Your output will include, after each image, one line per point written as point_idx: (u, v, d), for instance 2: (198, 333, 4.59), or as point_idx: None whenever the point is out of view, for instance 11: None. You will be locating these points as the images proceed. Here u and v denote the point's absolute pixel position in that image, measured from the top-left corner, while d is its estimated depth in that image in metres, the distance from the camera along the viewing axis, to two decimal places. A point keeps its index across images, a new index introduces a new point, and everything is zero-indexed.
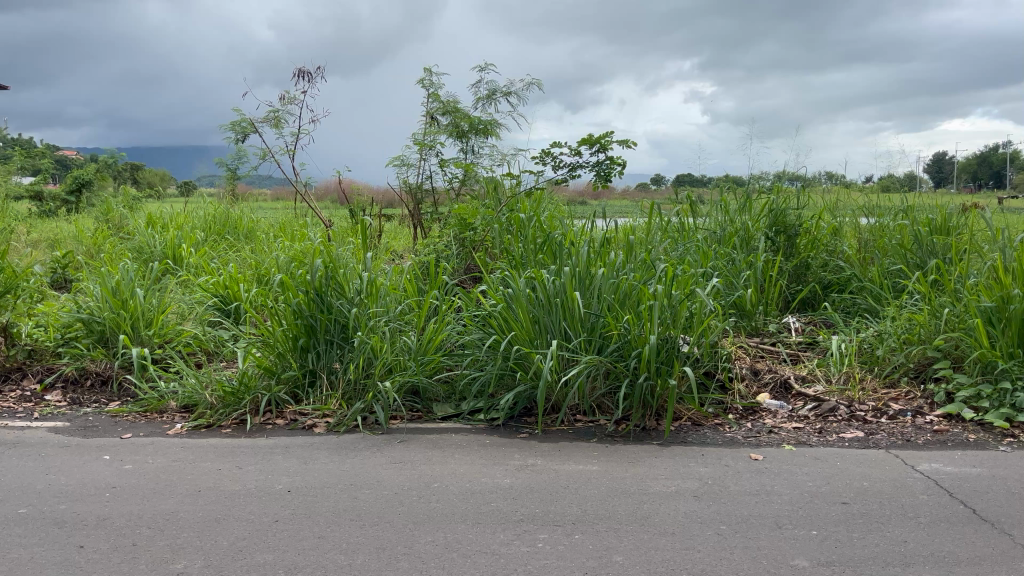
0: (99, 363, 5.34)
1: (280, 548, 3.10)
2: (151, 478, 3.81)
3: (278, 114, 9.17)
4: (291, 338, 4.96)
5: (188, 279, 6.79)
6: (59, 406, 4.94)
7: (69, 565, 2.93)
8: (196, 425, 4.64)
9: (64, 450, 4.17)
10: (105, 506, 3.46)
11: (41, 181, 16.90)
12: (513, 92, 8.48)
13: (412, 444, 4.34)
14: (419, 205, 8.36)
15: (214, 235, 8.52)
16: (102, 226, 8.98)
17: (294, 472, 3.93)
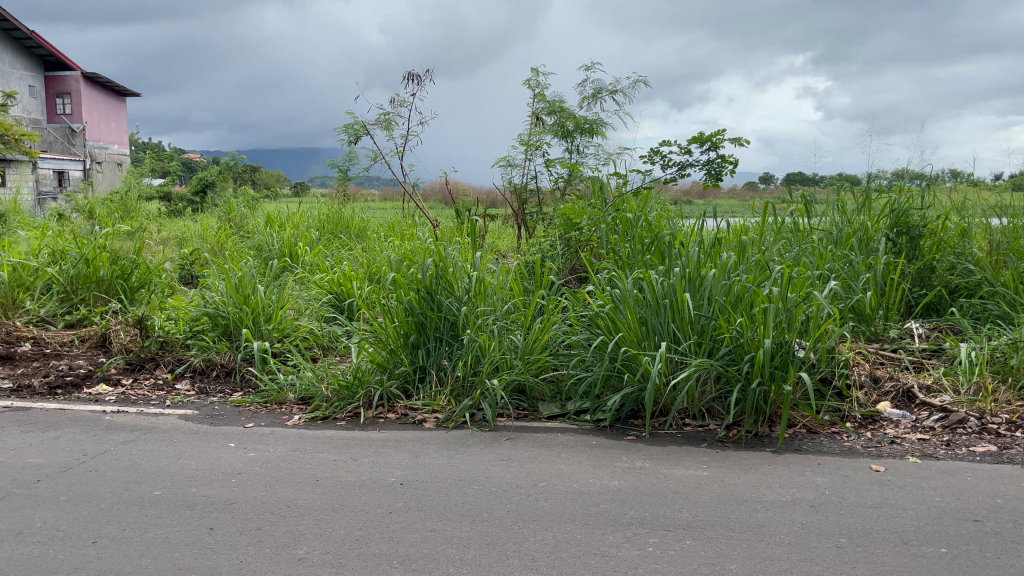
0: (224, 355, 5.63)
1: (394, 539, 3.18)
2: (272, 466, 3.98)
3: (389, 116, 9.42)
4: (403, 335, 5.11)
5: (305, 276, 7.07)
6: (188, 395, 5.22)
7: (200, 545, 3.10)
8: (313, 416, 4.82)
9: (194, 437, 4.42)
10: (232, 491, 3.64)
11: (170, 183, 17.93)
12: (619, 91, 8.41)
13: (519, 442, 4.38)
14: (524, 204, 8.40)
15: (327, 234, 8.86)
16: (225, 226, 9.48)
17: (406, 465, 4.03)
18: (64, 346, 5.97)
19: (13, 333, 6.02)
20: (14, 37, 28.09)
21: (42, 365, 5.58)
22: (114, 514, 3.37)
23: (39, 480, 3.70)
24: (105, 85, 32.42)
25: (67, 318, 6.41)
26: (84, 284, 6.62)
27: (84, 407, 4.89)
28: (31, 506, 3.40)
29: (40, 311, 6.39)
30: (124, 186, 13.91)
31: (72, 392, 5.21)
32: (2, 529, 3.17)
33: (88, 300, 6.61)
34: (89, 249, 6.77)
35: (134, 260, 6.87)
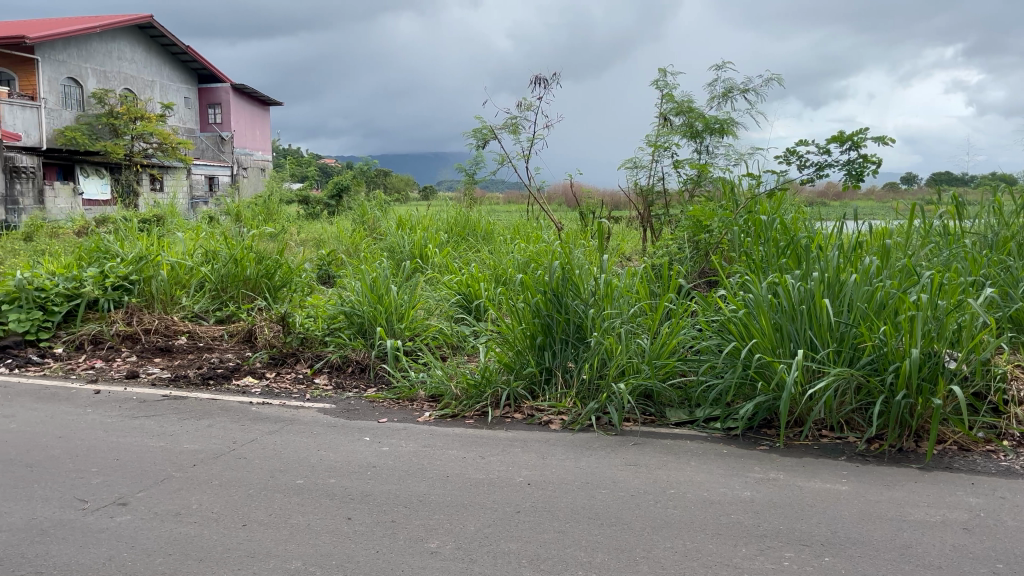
0: (359, 352, 5.87)
1: (523, 539, 3.21)
2: (405, 461, 4.11)
3: (516, 120, 9.54)
4: (529, 336, 5.16)
5: (434, 278, 7.26)
6: (326, 389, 5.47)
7: (339, 534, 3.24)
8: (443, 414, 4.94)
9: (332, 429, 4.62)
10: (367, 483, 3.79)
11: (308, 188, 18.87)
12: (752, 89, 8.17)
13: (647, 448, 4.33)
14: (651, 207, 8.29)
15: (456, 236, 9.08)
16: (360, 228, 9.89)
17: (533, 466, 4.06)
18: (215, 339, 6.39)
19: (171, 327, 6.50)
20: (172, 54, 30.30)
21: (196, 358, 6.00)
22: (261, 499, 3.57)
23: (194, 465, 3.97)
24: (250, 96, 34.47)
25: (217, 315, 6.86)
26: (234, 282, 7.09)
27: (233, 398, 5.22)
28: (188, 488, 3.66)
29: (194, 307, 6.88)
30: (268, 190, 14.75)
31: (223, 382, 5.57)
32: (163, 509, 3.43)
33: (237, 298, 7.06)
34: (238, 249, 7.23)
35: (277, 259, 7.28)
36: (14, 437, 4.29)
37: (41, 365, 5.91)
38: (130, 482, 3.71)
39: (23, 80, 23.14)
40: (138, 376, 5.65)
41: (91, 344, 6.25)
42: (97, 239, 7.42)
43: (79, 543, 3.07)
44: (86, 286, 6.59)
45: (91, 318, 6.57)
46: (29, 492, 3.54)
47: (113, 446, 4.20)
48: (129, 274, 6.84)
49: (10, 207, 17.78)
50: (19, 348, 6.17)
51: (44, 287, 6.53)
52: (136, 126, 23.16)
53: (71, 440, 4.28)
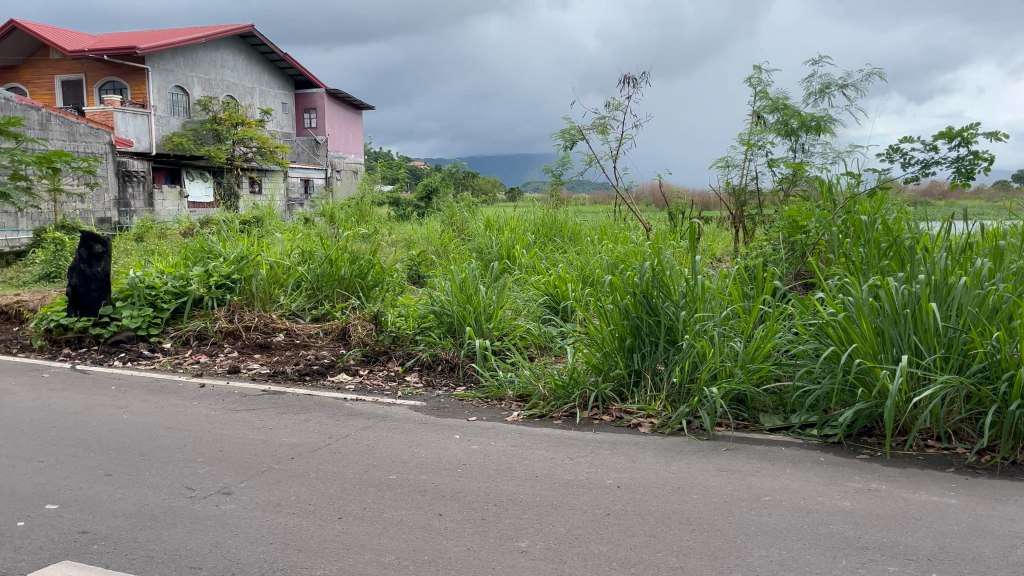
0: (448, 351, 5.95)
1: (614, 541, 3.19)
2: (494, 459, 4.14)
3: (604, 120, 9.49)
4: (618, 338, 5.11)
5: (523, 278, 7.29)
6: (417, 387, 5.57)
7: (431, 529, 3.29)
8: (531, 414, 4.96)
9: (423, 427, 4.70)
10: (457, 481, 3.83)
11: (399, 189, 19.28)
12: (851, 84, 7.89)
13: (740, 453, 4.23)
14: (744, 207, 8.10)
15: (543, 237, 9.11)
16: (448, 229, 10.05)
17: (623, 469, 4.03)
18: (311, 337, 6.60)
19: (269, 325, 6.74)
20: (270, 61, 31.42)
21: (294, 354, 6.22)
22: (356, 493, 3.66)
23: (292, 458, 4.11)
24: (343, 100, 35.40)
25: (313, 313, 7.10)
26: (329, 282, 7.31)
27: (328, 394, 5.37)
28: (287, 480, 3.79)
29: (291, 305, 7.12)
30: (360, 193, 15.13)
31: (318, 379, 5.75)
32: (263, 499, 3.56)
33: (331, 297, 7.28)
34: (333, 250, 7.45)
35: (370, 260, 7.45)
36: (128, 426, 4.54)
37: (151, 359, 6.24)
38: (233, 473, 3.87)
39: (134, 88, 24.44)
40: (239, 371, 5.89)
41: (196, 340, 6.55)
42: (202, 239, 7.77)
43: (187, 530, 3.21)
44: (192, 284, 6.91)
45: (196, 314, 6.88)
46: (142, 479, 3.73)
47: (217, 437, 4.39)
48: (231, 273, 7.12)
49: (123, 209, 18.78)
50: (132, 342, 6.53)
51: (154, 285, 6.88)
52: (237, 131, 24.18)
53: (178, 430, 4.50)
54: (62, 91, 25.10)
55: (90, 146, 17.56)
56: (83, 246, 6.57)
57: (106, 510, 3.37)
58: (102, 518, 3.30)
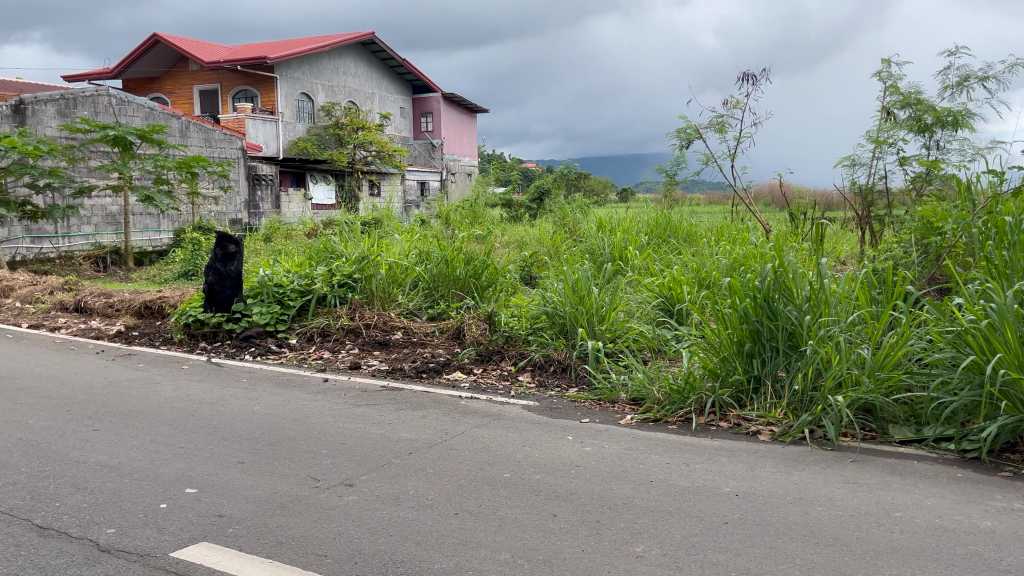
0: (561, 352, 5.97)
1: (733, 551, 3.11)
2: (608, 462, 4.12)
3: (722, 119, 9.27)
4: (736, 342, 4.98)
5: (636, 279, 7.21)
6: (530, 386, 5.62)
7: (546, 530, 3.30)
8: (645, 418, 4.90)
9: (537, 427, 4.72)
10: (571, 482, 3.83)
11: (512, 191, 19.50)
12: (992, 75, 7.39)
13: (868, 466, 4.03)
14: (871, 208, 7.75)
15: (656, 238, 8.98)
16: (560, 230, 10.07)
17: (742, 477, 3.92)
18: (427, 335, 6.76)
19: (388, 322, 6.95)
20: (389, 67, 32.36)
21: (411, 352, 6.40)
22: (472, 490, 3.72)
23: (410, 453, 4.22)
24: (458, 103, 36.03)
25: (430, 312, 7.30)
26: (444, 282, 7.46)
27: (444, 391, 5.49)
28: (405, 474, 3.89)
29: (409, 304, 7.33)
30: (474, 194, 15.38)
31: (433, 376, 5.89)
32: (383, 492, 3.67)
33: (447, 297, 7.44)
34: (449, 250, 7.59)
35: (484, 261, 7.54)
36: (258, 417, 4.78)
37: (278, 354, 6.55)
38: (355, 465, 4.01)
39: (264, 96, 25.73)
40: (360, 367, 6.10)
41: (319, 336, 6.84)
42: (326, 240, 8.09)
43: (313, 518, 3.35)
44: (316, 283, 7.21)
45: (320, 312, 7.19)
46: (271, 468, 3.92)
47: (339, 431, 4.56)
48: (352, 273, 7.38)
49: (253, 211, 19.73)
50: (261, 337, 6.89)
51: (282, 283, 7.21)
52: (358, 136, 25.27)
53: (304, 423, 4.70)
54: (199, 99, 26.71)
55: (225, 151, 18.59)
56: (218, 246, 6.95)
57: (239, 496, 3.56)
58: (235, 503, 3.48)
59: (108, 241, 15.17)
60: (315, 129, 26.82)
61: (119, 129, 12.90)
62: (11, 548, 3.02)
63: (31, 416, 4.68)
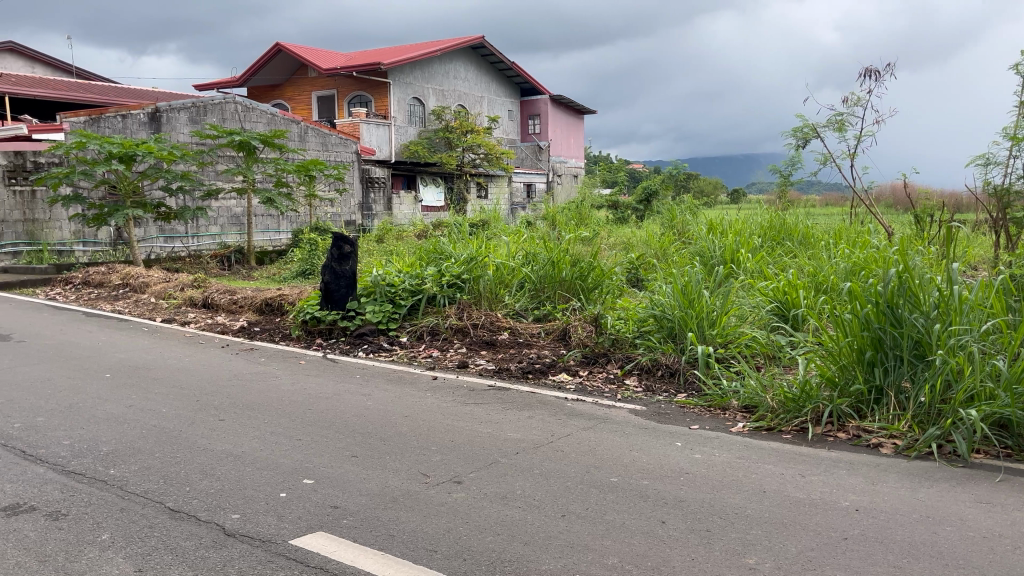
0: (669, 356, 5.86)
1: (852, 568, 2.96)
2: (719, 470, 4.02)
3: (841, 117, 8.91)
4: (857, 350, 4.75)
5: (750, 282, 6.99)
6: (636, 391, 5.55)
7: (655, 536, 3.24)
8: (757, 426, 4.75)
9: (645, 431, 4.66)
10: (681, 489, 3.76)
11: (619, 194, 19.36)
12: None
13: (1003, 485, 3.77)
14: (1007, 210, 7.25)
15: (771, 241, 8.70)
16: (669, 232, 9.92)
17: (862, 491, 3.74)
18: (533, 336, 6.79)
19: (495, 323, 7.02)
20: (497, 70, 32.71)
21: (517, 352, 6.45)
22: (579, 492, 3.71)
23: (517, 453, 4.24)
24: (565, 104, 36.04)
25: (536, 313, 7.34)
26: (551, 283, 7.47)
27: (551, 393, 5.49)
28: (513, 474, 3.92)
29: (515, 305, 7.40)
30: (581, 196, 15.36)
31: (540, 377, 5.91)
32: (491, 490, 3.71)
33: (554, 298, 7.46)
34: (556, 252, 7.58)
35: (591, 263, 7.48)
36: (371, 412, 4.93)
37: (390, 351, 6.74)
38: (464, 463, 4.06)
39: (377, 101, 26.53)
40: (467, 366, 6.19)
41: (429, 335, 6.99)
42: (435, 240, 8.27)
43: (423, 513, 3.42)
44: (426, 283, 7.37)
45: (430, 312, 7.33)
46: (383, 463, 4.03)
47: (449, 428, 4.64)
48: (461, 274, 7.50)
49: (366, 213, 20.40)
50: (373, 335, 7.09)
51: (394, 283, 7.41)
52: (467, 138, 25.93)
53: (414, 419, 4.81)
54: (316, 105, 27.81)
55: (341, 155, 19.28)
56: (335, 247, 7.15)
57: (354, 489, 3.68)
58: (350, 495, 3.59)
59: (233, 241, 16.07)
60: (425, 132, 27.48)
61: (243, 134, 13.57)
62: (146, 529, 3.22)
63: (164, 405, 4.98)
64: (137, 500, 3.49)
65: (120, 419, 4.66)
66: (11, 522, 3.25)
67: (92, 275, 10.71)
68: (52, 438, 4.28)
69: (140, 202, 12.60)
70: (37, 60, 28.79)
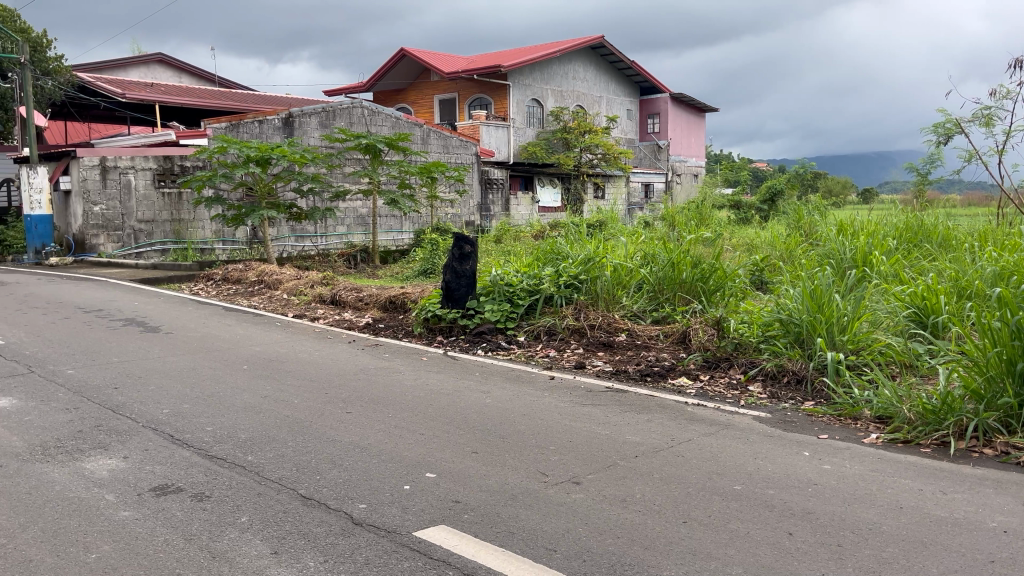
0: (795, 363, 5.64)
1: None
2: (850, 483, 3.83)
3: (989, 111, 8.31)
4: (1006, 361, 4.42)
5: (883, 287, 6.63)
6: (761, 397, 5.37)
7: (781, 548, 3.13)
8: (893, 438, 4.50)
9: (769, 439, 4.51)
10: (809, 501, 3.61)
11: (741, 193, 18.84)
12: None
13: None
14: None
15: (906, 243, 8.22)
16: (795, 234, 9.59)
17: (1011, 512, 3.47)
18: (652, 339, 6.69)
19: (612, 324, 6.97)
20: (617, 69, 32.45)
21: (636, 354, 6.38)
22: (701, 499, 3.62)
23: (636, 456, 4.19)
24: (687, 103, 35.34)
25: (654, 315, 7.24)
26: (670, 285, 7.34)
27: (671, 397, 5.39)
28: (632, 477, 3.87)
29: (633, 306, 7.32)
30: (701, 196, 15.04)
31: (659, 380, 5.82)
32: (610, 493, 3.67)
33: (673, 300, 7.32)
34: (676, 253, 7.45)
35: (712, 263, 7.29)
36: (490, 410, 4.99)
37: (508, 351, 6.82)
38: (583, 464, 4.05)
39: (496, 104, 26.99)
40: (585, 367, 6.18)
41: (546, 335, 7.02)
42: (553, 240, 8.31)
43: (542, 512, 3.43)
44: (544, 283, 7.41)
45: (547, 312, 7.36)
46: (502, 460, 4.07)
47: (567, 429, 4.64)
48: (579, 274, 7.50)
49: (485, 213, 20.73)
50: (492, 334, 7.17)
51: (512, 283, 7.49)
52: (585, 138, 25.62)
53: (532, 418, 4.84)
54: (438, 108, 28.49)
55: (461, 157, 19.65)
56: (455, 248, 7.27)
57: (474, 484, 3.73)
58: (470, 491, 3.65)
59: (359, 240, 16.69)
60: (543, 133, 27.71)
61: (369, 137, 13.99)
62: (280, 513, 3.38)
63: (296, 396, 5.22)
64: (272, 486, 3.67)
65: (256, 408, 4.92)
66: (160, 502, 3.49)
67: (231, 273, 11.33)
68: (197, 424, 4.57)
69: (274, 203, 13.19)
70: (184, 69, 30.85)
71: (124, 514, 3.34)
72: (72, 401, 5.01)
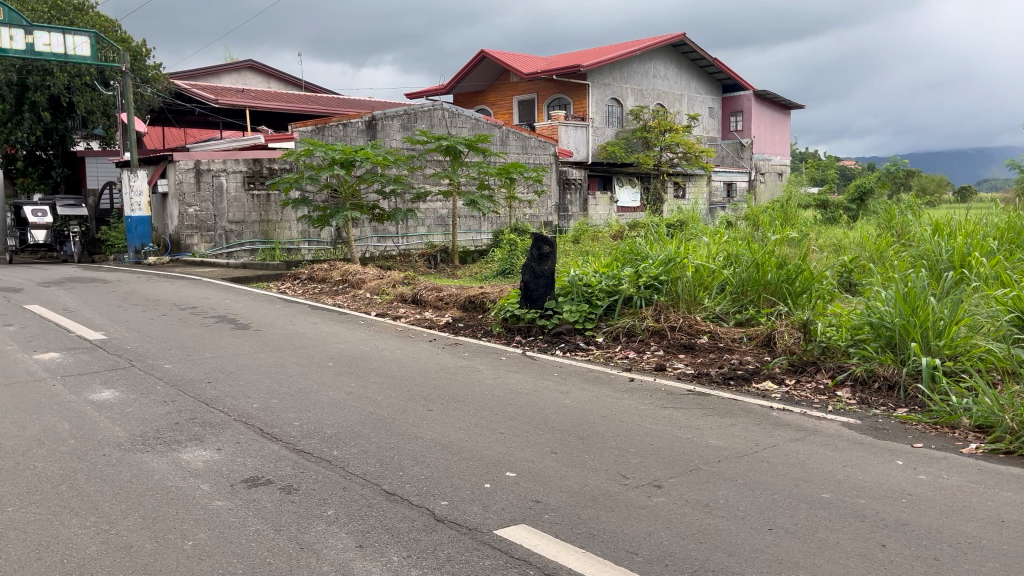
0: (887, 368, 5.44)
1: None
2: (947, 494, 3.66)
3: None
4: None
5: (983, 289, 6.33)
6: (849, 403, 5.20)
7: (873, 560, 3.01)
8: (994, 449, 4.28)
9: (860, 447, 4.35)
10: (903, 512, 3.46)
11: (828, 192, 18.23)
12: None
13: None
14: None
15: (1009, 244, 7.81)
16: (887, 234, 9.24)
17: None
18: (735, 341, 6.54)
19: (694, 326, 6.85)
20: (699, 67, 31.92)
21: (718, 357, 6.26)
22: (787, 507, 3.52)
23: (719, 460, 4.11)
24: (771, 99, 34.46)
25: (738, 317, 7.09)
26: (754, 286, 7.17)
27: (753, 400, 5.27)
28: (715, 482, 3.80)
29: (715, 308, 7.18)
30: (787, 195, 14.63)
31: (743, 384, 5.69)
32: (693, 497, 3.61)
33: (757, 302, 7.16)
34: (760, 253, 7.27)
35: (799, 265, 7.08)
36: (570, 411, 4.97)
37: (586, 351, 6.80)
38: (664, 467, 4.00)
39: (575, 104, 26.96)
40: (665, 369, 6.11)
41: (625, 336, 6.96)
42: (632, 240, 8.25)
43: (622, 515, 3.40)
44: (623, 283, 7.36)
45: (626, 312, 7.31)
46: (583, 461, 4.05)
47: (648, 431, 4.59)
48: (659, 274, 7.42)
49: (563, 214, 20.71)
50: (570, 334, 7.15)
51: (590, 283, 7.46)
52: (664, 138, 25.45)
53: (612, 420, 4.80)
54: (517, 109, 28.61)
55: (540, 157, 19.68)
56: (534, 248, 7.32)
57: (554, 484, 3.73)
58: (550, 491, 3.65)
59: (439, 241, 16.91)
60: (623, 133, 27.52)
61: (450, 139, 14.14)
62: (365, 508, 3.45)
63: (379, 393, 5.33)
64: (357, 481, 3.76)
65: (341, 404, 5.04)
66: (252, 492, 3.61)
67: (316, 272, 11.63)
68: (285, 418, 4.71)
69: (357, 205, 13.49)
70: (273, 75, 31.89)
71: (217, 504, 3.48)
72: (169, 394, 5.24)
